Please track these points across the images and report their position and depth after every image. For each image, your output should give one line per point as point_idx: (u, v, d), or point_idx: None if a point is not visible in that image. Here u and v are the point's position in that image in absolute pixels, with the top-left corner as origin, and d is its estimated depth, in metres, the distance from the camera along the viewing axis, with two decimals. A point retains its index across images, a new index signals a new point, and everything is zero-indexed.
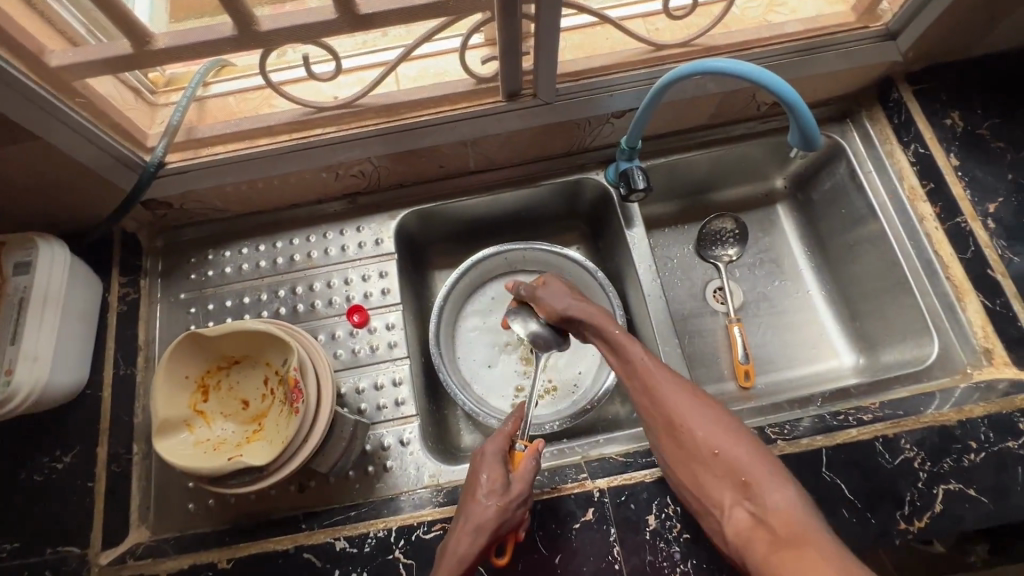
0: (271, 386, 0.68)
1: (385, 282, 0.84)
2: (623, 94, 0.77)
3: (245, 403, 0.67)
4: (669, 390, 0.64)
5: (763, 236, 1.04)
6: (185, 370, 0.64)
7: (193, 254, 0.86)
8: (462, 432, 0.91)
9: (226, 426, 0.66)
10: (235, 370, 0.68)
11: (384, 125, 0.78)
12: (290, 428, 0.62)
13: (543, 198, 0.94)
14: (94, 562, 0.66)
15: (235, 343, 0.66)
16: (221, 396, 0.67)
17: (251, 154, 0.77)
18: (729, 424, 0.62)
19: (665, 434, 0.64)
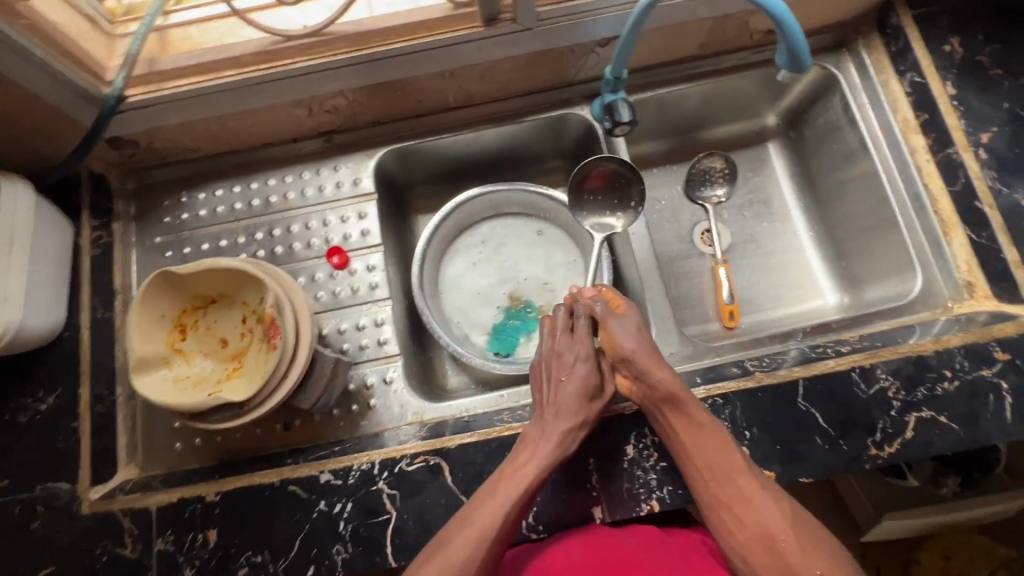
0: (249, 325, 0.67)
1: (364, 224, 0.82)
2: (608, 18, 0.72)
3: (224, 342, 0.67)
4: (754, 491, 0.60)
5: (753, 175, 1.02)
6: (160, 309, 0.64)
7: (166, 196, 0.84)
8: (449, 373, 0.92)
9: (206, 364, 0.66)
10: (213, 309, 0.67)
11: (357, 54, 0.73)
12: (270, 365, 0.62)
13: (527, 136, 0.91)
14: (85, 497, 0.67)
15: (209, 282, 0.65)
16: (200, 335, 0.66)
17: (217, 86, 0.73)
18: (806, 525, 0.59)
19: (734, 522, 0.60)
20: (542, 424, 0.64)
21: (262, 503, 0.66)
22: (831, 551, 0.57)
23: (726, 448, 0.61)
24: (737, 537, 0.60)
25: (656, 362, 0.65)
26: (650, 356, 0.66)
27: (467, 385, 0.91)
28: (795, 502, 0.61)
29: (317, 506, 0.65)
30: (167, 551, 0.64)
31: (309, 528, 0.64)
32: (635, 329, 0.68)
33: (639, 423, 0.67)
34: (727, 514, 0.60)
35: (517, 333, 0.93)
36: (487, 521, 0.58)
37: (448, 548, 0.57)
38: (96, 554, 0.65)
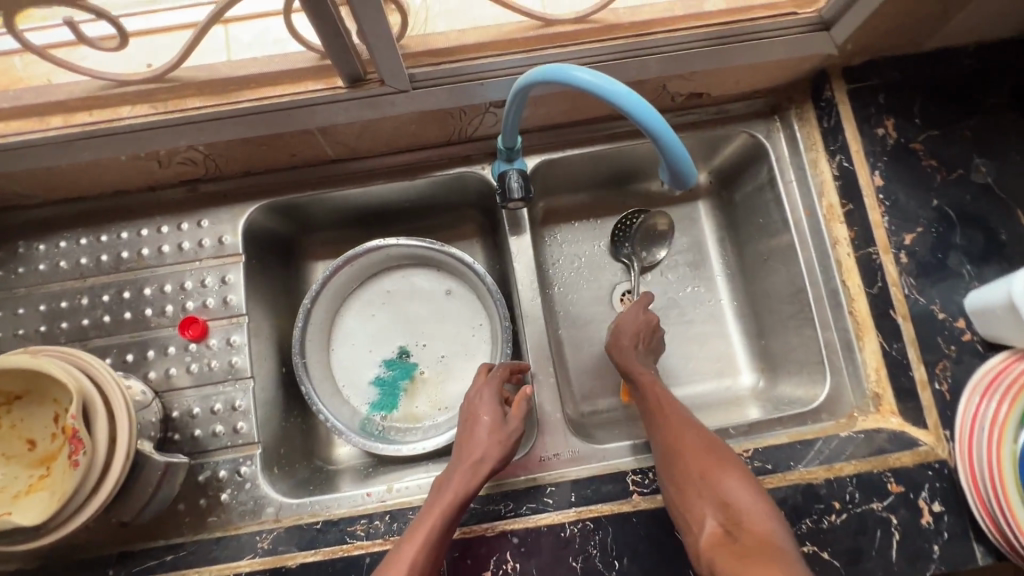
0: (60, 426, 0.58)
1: (225, 290, 0.73)
2: (498, 82, 0.64)
3: (31, 443, 0.59)
4: (676, 418, 0.65)
5: (681, 235, 0.95)
6: None
7: (2, 246, 0.74)
8: (338, 443, 0.84)
9: (10, 470, 0.58)
10: (19, 405, 0.59)
11: (208, 108, 0.64)
12: (71, 481, 0.54)
13: (427, 189, 0.81)
14: None
15: (7, 378, 0.57)
16: (3, 434, 0.59)
17: (36, 140, 0.63)
18: (718, 447, 0.61)
19: (661, 454, 0.63)
20: (459, 460, 0.62)
21: None
22: (736, 469, 0.59)
23: (661, 395, 0.69)
24: (665, 468, 0.62)
25: (640, 351, 0.77)
26: (636, 347, 0.78)
27: (357, 456, 0.84)
28: (721, 442, 0.63)
29: None
30: None
31: None
32: (640, 317, 0.80)
33: (500, 546, 0.61)
34: (661, 448, 0.64)
35: (398, 382, 0.88)
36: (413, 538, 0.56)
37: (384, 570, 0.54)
38: None
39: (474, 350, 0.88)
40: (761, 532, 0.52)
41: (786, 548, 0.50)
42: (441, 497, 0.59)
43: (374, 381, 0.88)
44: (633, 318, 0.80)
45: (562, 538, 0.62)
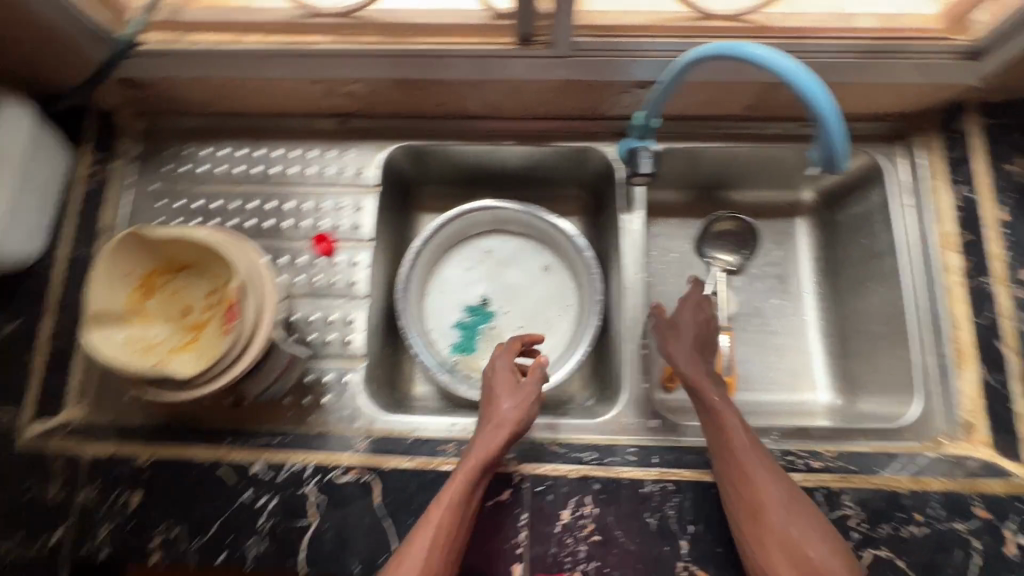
0: (216, 299, 0.65)
1: (358, 216, 0.80)
2: (652, 62, 0.68)
3: (186, 310, 0.65)
4: (759, 461, 0.60)
5: (775, 248, 0.96)
6: (126, 268, 0.63)
7: (171, 145, 0.82)
8: (416, 381, 0.88)
9: (162, 329, 0.64)
10: (182, 276, 0.66)
11: (391, 48, 0.69)
12: (223, 345, 0.61)
13: (547, 159, 0.87)
14: (23, 432, 0.67)
15: (181, 248, 0.64)
16: (163, 299, 0.65)
17: (228, 50, 0.70)
18: (804, 504, 0.58)
19: (735, 498, 0.59)
20: (478, 435, 0.63)
21: (189, 480, 0.65)
22: (820, 527, 0.56)
23: (736, 430, 0.62)
24: (737, 514, 0.59)
25: (696, 353, 0.69)
26: (693, 347, 0.70)
27: (433, 397, 0.88)
28: (802, 493, 0.59)
29: (241, 496, 0.64)
30: (87, 504, 0.65)
31: (229, 515, 0.64)
32: (698, 316, 0.72)
33: (580, 489, 0.64)
34: (733, 490, 0.60)
35: (477, 327, 0.92)
36: (444, 522, 0.57)
37: (420, 546, 0.56)
38: (21, 489, 0.65)
39: (557, 319, 0.93)
40: None
41: None
42: (467, 474, 0.60)
43: (455, 324, 0.93)
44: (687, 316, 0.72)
45: (641, 493, 0.64)
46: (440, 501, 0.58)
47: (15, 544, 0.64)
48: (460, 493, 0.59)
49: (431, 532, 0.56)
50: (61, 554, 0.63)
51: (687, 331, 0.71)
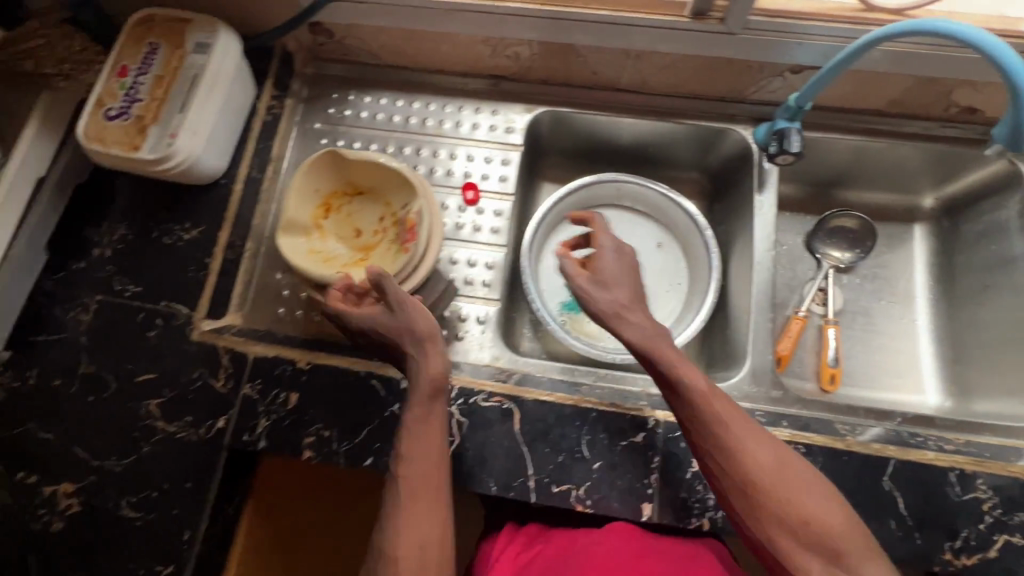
0: (385, 225, 0.71)
1: (505, 169, 0.85)
2: (813, 46, 0.72)
3: (358, 232, 0.71)
4: (760, 440, 0.57)
5: (887, 251, 0.98)
6: (315, 186, 0.69)
7: (336, 90, 0.89)
8: (522, 337, 0.91)
9: (338, 246, 0.70)
10: (356, 200, 0.72)
11: (548, 11, 0.73)
12: (398, 265, 0.66)
13: (681, 138, 0.90)
14: (197, 326, 0.73)
15: (364, 173, 0.70)
16: (339, 219, 0.71)
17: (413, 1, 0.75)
18: (798, 468, 0.56)
19: (719, 467, 0.57)
20: (412, 379, 0.59)
21: (344, 387, 0.70)
22: (812, 480, 0.56)
23: (708, 392, 0.59)
24: (718, 481, 0.57)
25: (628, 299, 0.64)
26: (621, 297, 0.64)
27: (536, 352, 0.90)
28: (792, 451, 0.58)
29: (390, 407, 0.69)
30: (250, 397, 0.70)
31: (378, 424, 0.68)
32: (619, 257, 0.66)
33: None
34: (726, 473, 0.56)
35: None
36: (421, 481, 0.56)
37: (402, 504, 0.55)
38: (193, 378, 0.71)
39: (663, 295, 0.95)
40: None
41: None
42: (426, 431, 0.58)
43: (567, 285, 0.96)
44: (608, 264, 0.66)
45: None
46: (405, 461, 0.57)
47: (184, 425, 0.70)
48: (417, 447, 0.57)
49: (407, 488, 0.56)
50: (225, 439, 0.69)
51: (619, 285, 0.64)
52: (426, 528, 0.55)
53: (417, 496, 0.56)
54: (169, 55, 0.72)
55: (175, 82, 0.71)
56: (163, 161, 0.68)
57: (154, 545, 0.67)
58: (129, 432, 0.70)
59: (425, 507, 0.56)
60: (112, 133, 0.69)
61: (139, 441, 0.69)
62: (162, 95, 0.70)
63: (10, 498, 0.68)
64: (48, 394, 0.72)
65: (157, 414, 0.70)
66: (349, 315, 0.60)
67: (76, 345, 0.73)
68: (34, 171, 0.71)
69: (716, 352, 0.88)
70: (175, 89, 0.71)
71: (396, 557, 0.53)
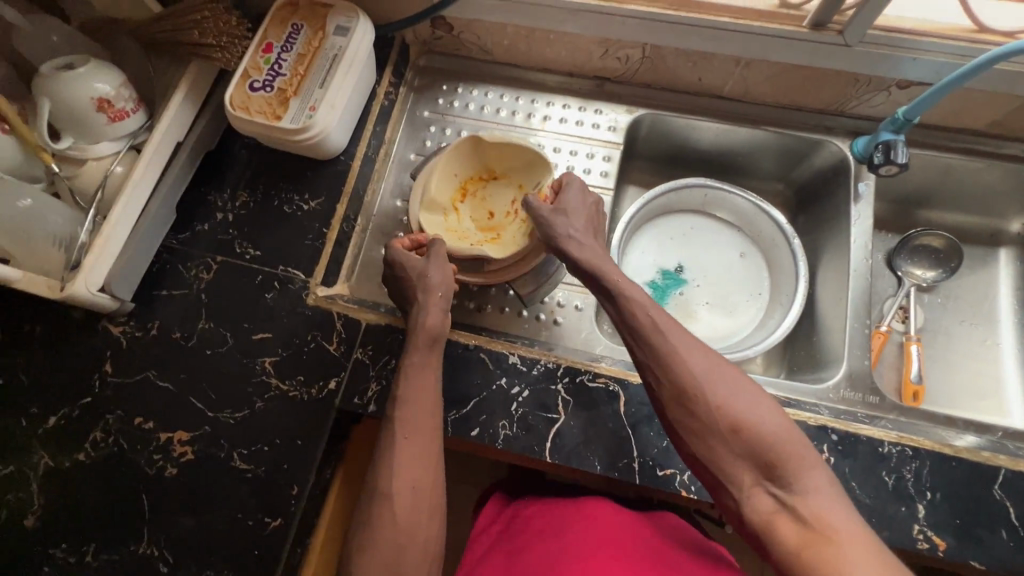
0: (516, 207, 0.78)
1: (606, 166, 0.89)
2: (927, 61, 0.74)
3: (491, 214, 0.79)
4: (676, 342, 0.61)
5: (968, 273, 0.99)
6: (455, 170, 0.79)
7: (445, 82, 0.94)
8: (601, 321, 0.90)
9: (471, 225, 0.79)
10: (491, 186, 0.81)
11: (670, 14, 0.77)
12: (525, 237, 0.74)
13: (773, 147, 0.93)
14: (313, 291, 0.76)
15: (500, 159, 0.79)
16: (474, 203, 0.80)
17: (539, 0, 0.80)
18: (729, 380, 0.59)
19: (653, 380, 0.61)
20: (412, 326, 0.67)
21: (453, 358, 0.72)
22: (744, 388, 0.58)
23: (645, 307, 0.63)
24: (660, 396, 0.61)
25: (587, 233, 0.70)
26: (578, 228, 0.70)
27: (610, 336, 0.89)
28: (738, 372, 0.60)
29: (498, 381, 0.71)
30: (361, 361, 0.72)
31: (486, 396, 0.70)
32: (582, 197, 0.72)
33: (818, 437, 0.67)
34: (680, 398, 0.59)
35: (668, 289, 0.97)
36: (406, 424, 0.61)
37: (393, 441, 0.61)
38: (307, 339, 0.74)
39: (745, 301, 0.96)
40: (821, 513, 0.51)
41: (844, 525, 0.51)
42: (418, 376, 0.64)
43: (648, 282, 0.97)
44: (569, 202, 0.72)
45: (881, 452, 0.66)
46: (397, 403, 0.63)
47: (296, 384, 0.72)
48: (414, 393, 0.63)
49: (402, 426, 0.61)
50: (336, 400, 0.71)
51: (576, 217, 0.71)
52: (411, 463, 0.60)
53: (416, 449, 0.60)
54: (311, 36, 0.77)
55: (315, 60, 0.76)
56: (301, 131, 0.73)
57: (261, 497, 0.68)
58: (243, 386, 0.72)
59: (420, 448, 0.61)
60: (255, 103, 0.74)
61: (252, 396, 0.72)
62: (303, 71, 0.75)
63: (127, 442, 0.71)
64: (168, 345, 0.74)
65: (270, 371, 0.73)
66: (394, 255, 0.70)
67: (197, 302, 0.77)
68: (177, 134, 0.75)
69: (799, 357, 0.88)
70: (314, 67, 0.76)
71: (386, 490, 0.58)
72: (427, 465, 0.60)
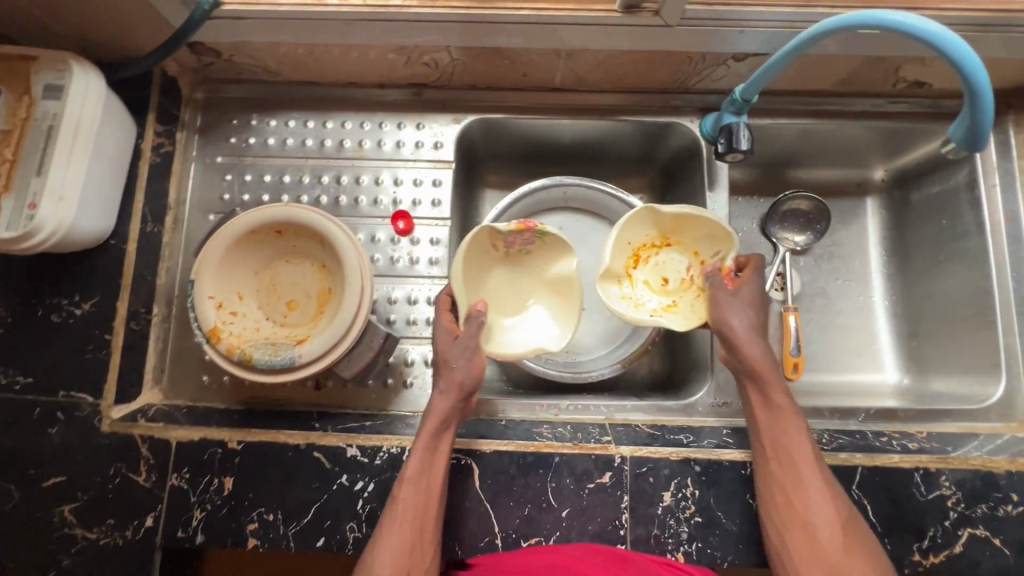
0: (694, 275, 0.71)
1: (436, 191, 0.77)
2: (756, 33, 0.65)
3: (665, 280, 0.72)
4: (814, 481, 0.58)
5: (841, 228, 0.95)
6: (630, 237, 0.71)
7: (236, 115, 0.78)
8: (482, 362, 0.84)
9: (645, 293, 0.72)
10: (663, 250, 0.73)
11: (470, 11, 0.64)
12: (344, 315, 0.61)
13: (627, 133, 0.83)
14: (106, 415, 0.65)
15: (678, 223, 0.70)
16: (647, 267, 0.73)
17: (301, 13, 0.64)
18: (851, 530, 0.56)
19: (785, 510, 0.58)
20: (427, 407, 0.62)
21: (284, 463, 0.63)
22: (869, 546, 0.55)
23: (795, 438, 0.60)
24: (786, 527, 0.57)
25: (756, 331, 0.64)
26: (749, 321, 0.64)
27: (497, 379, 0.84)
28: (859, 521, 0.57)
29: (338, 479, 0.63)
30: (179, 488, 0.63)
31: (327, 499, 0.63)
32: (757, 291, 0.66)
33: (683, 472, 0.64)
34: (808, 535, 0.56)
35: None
36: (412, 505, 0.58)
37: (391, 525, 0.57)
38: (110, 475, 0.63)
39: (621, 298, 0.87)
40: None
41: None
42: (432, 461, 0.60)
43: None
44: (750, 291, 0.65)
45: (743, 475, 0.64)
46: (402, 485, 0.58)
47: (107, 530, 0.62)
48: (422, 477, 0.59)
49: (404, 510, 0.57)
50: (157, 538, 0.62)
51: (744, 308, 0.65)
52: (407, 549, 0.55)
53: (415, 533, 0.57)
54: (14, 103, 0.60)
55: (26, 137, 0.60)
56: (25, 238, 0.58)
57: None
58: (44, 544, 0.62)
59: (417, 532, 0.57)
60: None
61: (56, 554, 0.62)
62: (13, 155, 0.59)
63: None
64: None
65: (73, 521, 0.62)
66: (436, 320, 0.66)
67: None
68: None
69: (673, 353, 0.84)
70: (25, 147, 0.59)
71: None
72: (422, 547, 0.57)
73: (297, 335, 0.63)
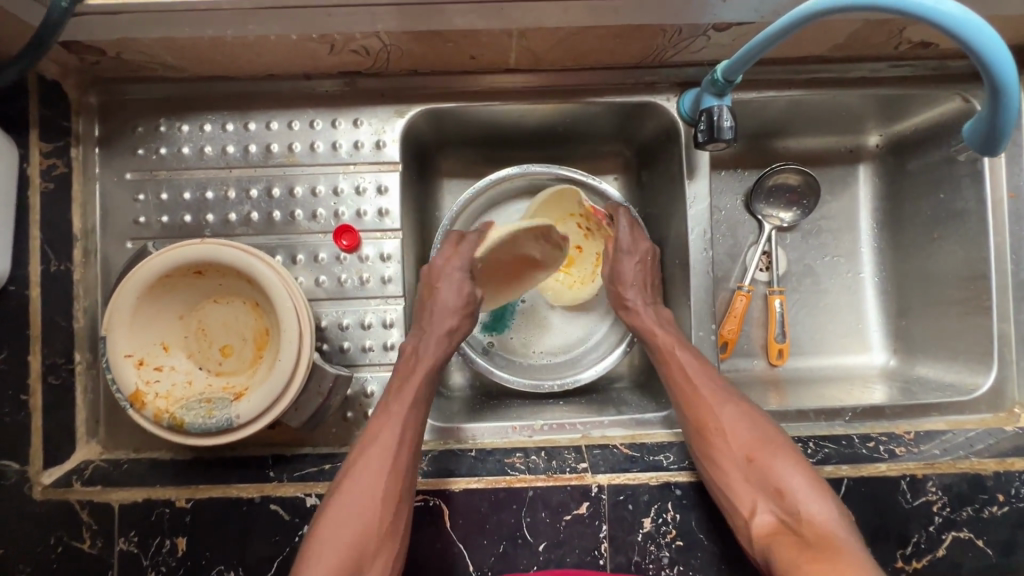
0: (586, 226, 0.76)
1: (382, 199, 0.68)
2: (742, 1, 0.54)
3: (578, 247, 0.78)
4: (714, 391, 0.62)
5: (831, 200, 0.88)
6: None
7: (140, 121, 0.67)
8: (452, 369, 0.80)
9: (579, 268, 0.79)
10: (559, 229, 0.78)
11: None
12: (280, 366, 0.54)
13: (597, 112, 0.73)
14: (36, 483, 0.59)
15: (547, 211, 0.76)
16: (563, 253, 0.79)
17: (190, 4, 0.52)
18: (764, 430, 0.59)
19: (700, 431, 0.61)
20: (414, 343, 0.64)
21: (238, 519, 0.59)
22: (780, 439, 0.58)
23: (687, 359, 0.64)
24: (699, 439, 0.60)
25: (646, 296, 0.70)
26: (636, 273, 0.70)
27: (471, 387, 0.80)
28: (769, 421, 0.60)
29: (299, 531, 0.59)
30: (128, 553, 0.59)
31: (289, 554, 0.59)
32: (637, 264, 0.71)
33: (663, 497, 0.61)
34: (714, 439, 0.59)
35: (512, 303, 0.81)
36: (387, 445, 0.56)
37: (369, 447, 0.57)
38: (50, 545, 0.58)
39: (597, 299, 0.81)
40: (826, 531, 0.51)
41: (846, 542, 0.50)
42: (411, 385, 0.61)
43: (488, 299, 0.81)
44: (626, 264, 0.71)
45: None
46: (384, 411, 0.59)
47: None
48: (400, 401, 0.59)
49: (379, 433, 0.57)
50: None
51: (631, 288, 0.70)
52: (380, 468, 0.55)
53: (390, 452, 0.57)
54: None
55: None
56: None
57: None
58: None
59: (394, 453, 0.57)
60: None
61: None
62: None
63: None
64: None
65: None
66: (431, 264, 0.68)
67: None
68: None
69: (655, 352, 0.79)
70: None
71: (350, 491, 0.54)
72: (399, 487, 0.55)
73: (233, 388, 0.57)
